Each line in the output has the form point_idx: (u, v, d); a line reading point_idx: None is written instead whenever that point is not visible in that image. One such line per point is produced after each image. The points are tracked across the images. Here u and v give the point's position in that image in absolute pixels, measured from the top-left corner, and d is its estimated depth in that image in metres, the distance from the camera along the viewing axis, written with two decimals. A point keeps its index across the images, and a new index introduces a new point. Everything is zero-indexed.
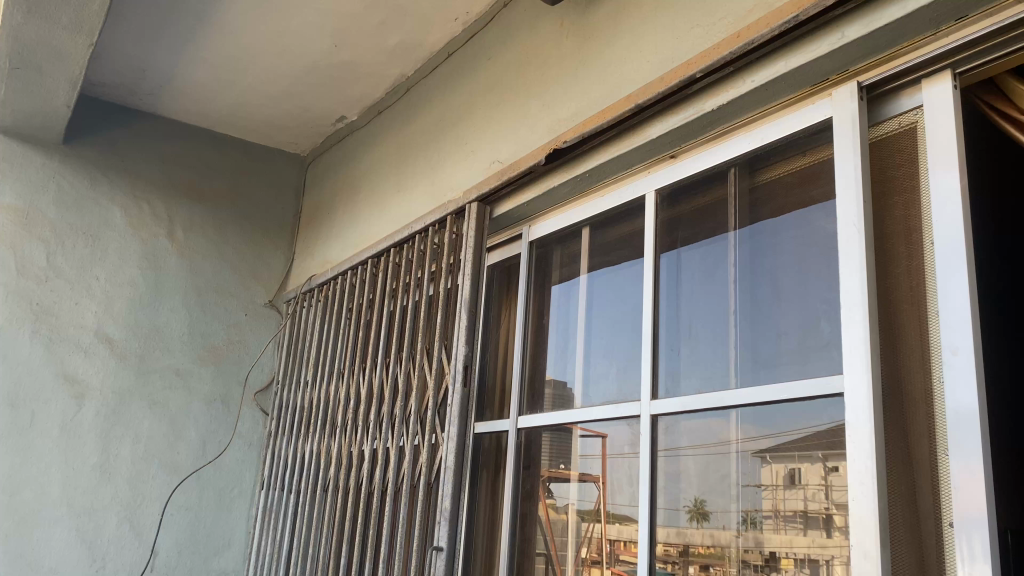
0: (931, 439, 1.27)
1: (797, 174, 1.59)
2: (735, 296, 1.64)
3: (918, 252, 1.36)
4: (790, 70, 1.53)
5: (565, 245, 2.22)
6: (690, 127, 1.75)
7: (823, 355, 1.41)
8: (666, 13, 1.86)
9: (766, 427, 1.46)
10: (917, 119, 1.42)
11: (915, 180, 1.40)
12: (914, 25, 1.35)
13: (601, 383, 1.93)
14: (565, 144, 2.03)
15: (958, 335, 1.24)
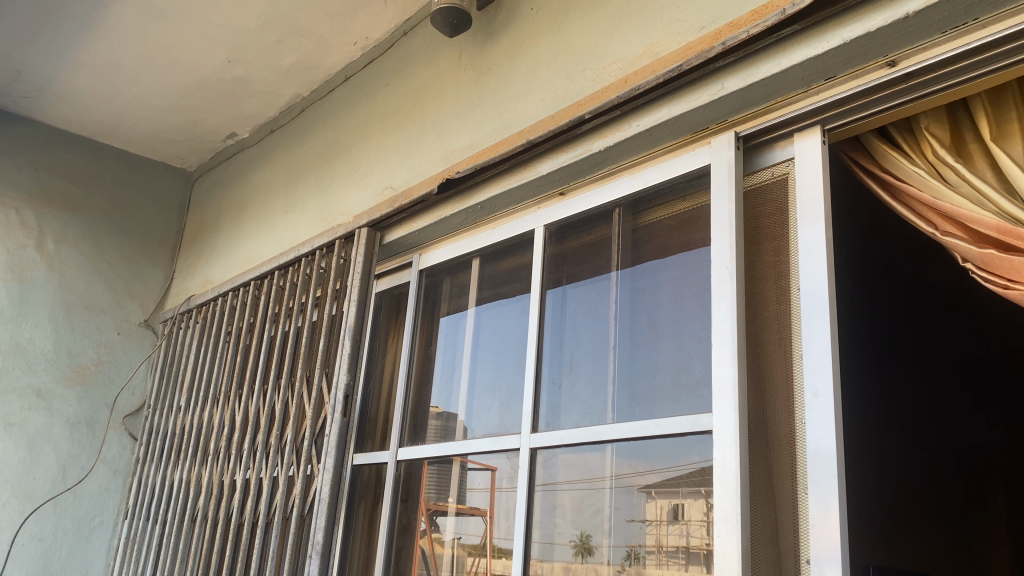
0: (792, 478, 1.31)
1: (677, 217, 1.64)
2: (616, 333, 1.67)
3: (786, 296, 1.42)
4: (673, 116, 1.58)
5: (454, 275, 2.20)
6: (579, 165, 1.79)
7: (695, 392, 1.45)
8: (560, 53, 1.90)
9: (648, 463, 1.48)
10: (788, 170, 1.49)
11: (785, 228, 1.45)
12: (787, 82, 1.43)
13: (483, 415, 1.92)
14: (458, 175, 2.04)
15: (820, 378, 1.30)
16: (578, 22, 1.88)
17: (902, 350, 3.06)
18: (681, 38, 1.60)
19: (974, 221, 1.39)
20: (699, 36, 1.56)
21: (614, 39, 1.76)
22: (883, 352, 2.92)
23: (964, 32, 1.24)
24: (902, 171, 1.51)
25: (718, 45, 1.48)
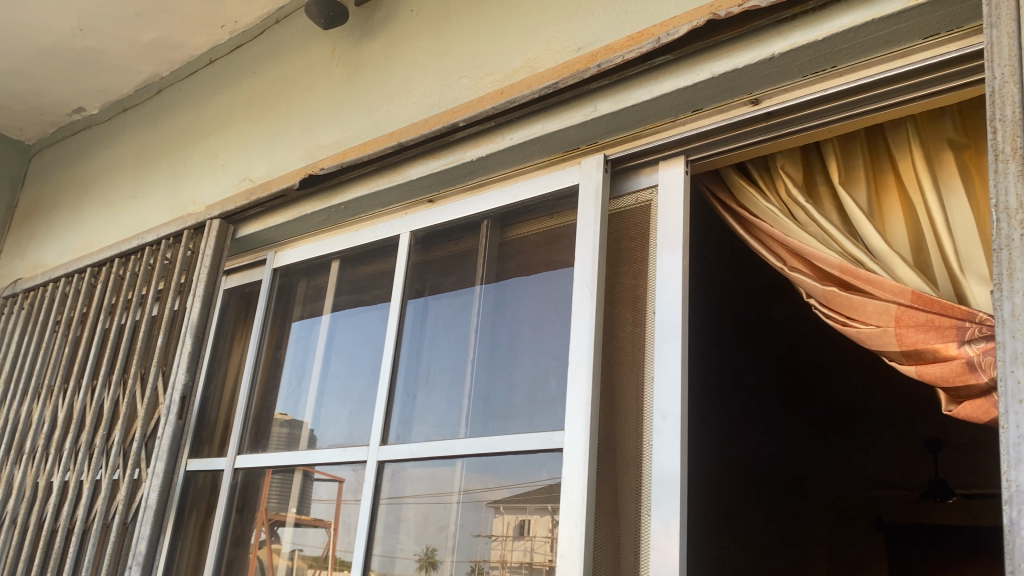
0: (636, 499, 1.32)
1: (543, 234, 1.62)
2: (474, 347, 1.64)
3: (642, 319, 1.43)
4: (544, 133, 1.58)
5: (310, 276, 2.11)
6: (448, 173, 1.75)
7: (549, 410, 1.44)
8: (437, 58, 1.87)
9: (499, 479, 1.45)
10: (652, 197, 1.51)
11: (646, 254, 1.47)
12: (656, 111, 1.45)
13: (332, 425, 1.83)
14: (321, 172, 1.95)
15: (668, 401, 1.32)
16: (458, 30, 1.86)
17: (742, 377, 3.20)
18: (559, 56, 1.60)
19: (819, 258, 1.43)
20: (576, 56, 1.56)
21: (493, 51, 1.75)
22: (725, 379, 3.04)
23: (822, 78, 1.30)
24: (757, 208, 1.56)
25: (593, 66, 1.49)
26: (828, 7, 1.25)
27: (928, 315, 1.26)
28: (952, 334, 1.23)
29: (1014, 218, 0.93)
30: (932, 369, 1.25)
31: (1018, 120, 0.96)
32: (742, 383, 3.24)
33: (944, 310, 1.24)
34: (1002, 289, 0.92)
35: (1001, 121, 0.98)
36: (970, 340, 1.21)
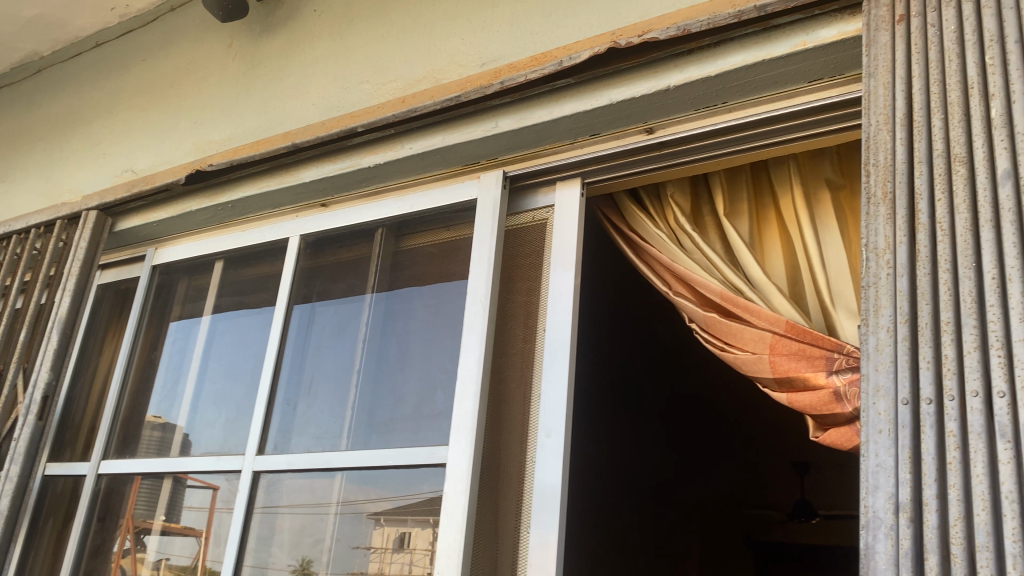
0: (517, 515, 1.32)
1: (438, 246, 1.61)
2: (361, 357, 1.61)
3: (532, 336, 1.43)
4: (444, 145, 1.57)
5: (191, 276, 2.02)
6: (343, 178, 1.71)
7: (434, 425, 1.43)
8: (339, 61, 1.84)
9: (381, 491, 1.42)
10: (548, 216, 1.52)
11: (539, 272, 1.47)
12: (556, 132, 1.47)
13: (207, 431, 1.76)
14: (210, 168, 1.88)
15: (554, 419, 1.34)
16: (361, 34, 1.83)
17: (626, 395, 3.26)
18: (463, 69, 1.60)
19: (701, 284, 1.47)
20: (479, 71, 1.57)
21: (396, 58, 1.73)
22: (609, 395, 3.08)
23: (714, 112, 1.35)
24: (646, 233, 1.59)
25: (496, 83, 1.49)
26: (722, 45, 1.29)
27: (801, 345, 1.32)
28: (821, 363, 1.29)
29: (882, 257, 0.99)
30: (802, 398, 1.30)
31: (889, 166, 1.03)
32: (627, 400, 3.30)
33: (815, 341, 1.30)
34: (868, 323, 0.97)
35: (874, 165, 1.04)
36: (838, 371, 1.27)
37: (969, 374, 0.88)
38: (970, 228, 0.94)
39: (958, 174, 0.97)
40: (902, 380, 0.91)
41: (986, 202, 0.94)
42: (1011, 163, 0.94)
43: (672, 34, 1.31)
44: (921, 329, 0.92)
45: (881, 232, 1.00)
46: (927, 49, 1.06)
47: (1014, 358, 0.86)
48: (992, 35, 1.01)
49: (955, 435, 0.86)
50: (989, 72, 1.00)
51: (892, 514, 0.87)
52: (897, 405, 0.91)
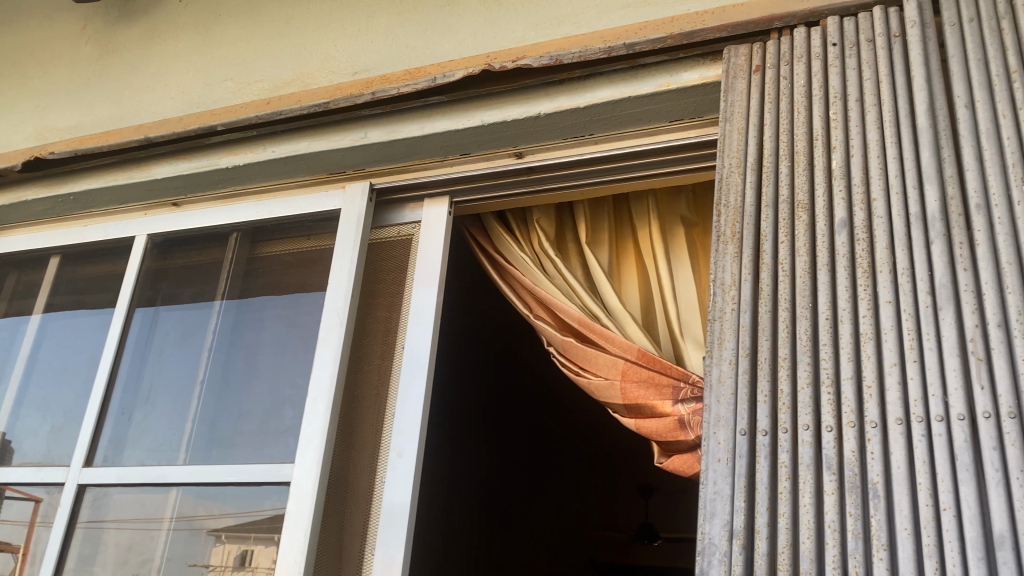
0: (363, 536, 1.29)
1: (296, 255, 1.56)
2: (206, 366, 1.53)
3: (389, 354, 1.41)
4: (308, 151, 1.52)
5: (25, 269, 1.84)
6: (198, 178, 1.63)
7: (279, 441, 1.38)
8: (203, 56, 1.76)
9: (221, 506, 1.36)
10: (414, 232, 1.49)
11: (401, 288, 1.45)
12: (426, 148, 1.46)
13: (27, 440, 1.61)
14: (51, 155, 1.75)
15: (406, 440, 1.32)
16: (229, 30, 1.77)
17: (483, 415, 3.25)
18: (333, 76, 1.57)
19: (561, 309, 1.49)
20: (350, 80, 1.54)
21: (265, 58, 1.68)
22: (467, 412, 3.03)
23: (580, 142, 1.37)
24: (510, 255, 1.60)
25: (368, 93, 1.47)
26: (592, 78, 1.33)
27: (651, 372, 1.36)
28: (668, 392, 1.34)
29: (727, 293, 1.03)
30: (649, 424, 1.34)
31: (738, 207, 1.08)
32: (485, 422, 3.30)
33: (664, 369, 1.35)
34: (713, 355, 1.01)
35: (725, 205, 1.09)
36: (683, 400, 1.31)
37: (801, 409, 0.93)
38: (809, 271, 0.99)
39: (800, 220, 1.03)
40: (741, 412, 0.95)
41: (823, 247, 1.00)
42: (847, 213, 1.01)
43: (544, 62, 1.34)
44: (760, 364, 0.97)
45: (727, 269, 1.05)
46: (778, 100, 1.13)
47: (841, 396, 0.92)
48: (836, 92, 1.09)
49: (787, 465, 0.91)
50: (831, 126, 1.07)
51: (726, 541, 0.90)
52: (735, 435, 0.95)
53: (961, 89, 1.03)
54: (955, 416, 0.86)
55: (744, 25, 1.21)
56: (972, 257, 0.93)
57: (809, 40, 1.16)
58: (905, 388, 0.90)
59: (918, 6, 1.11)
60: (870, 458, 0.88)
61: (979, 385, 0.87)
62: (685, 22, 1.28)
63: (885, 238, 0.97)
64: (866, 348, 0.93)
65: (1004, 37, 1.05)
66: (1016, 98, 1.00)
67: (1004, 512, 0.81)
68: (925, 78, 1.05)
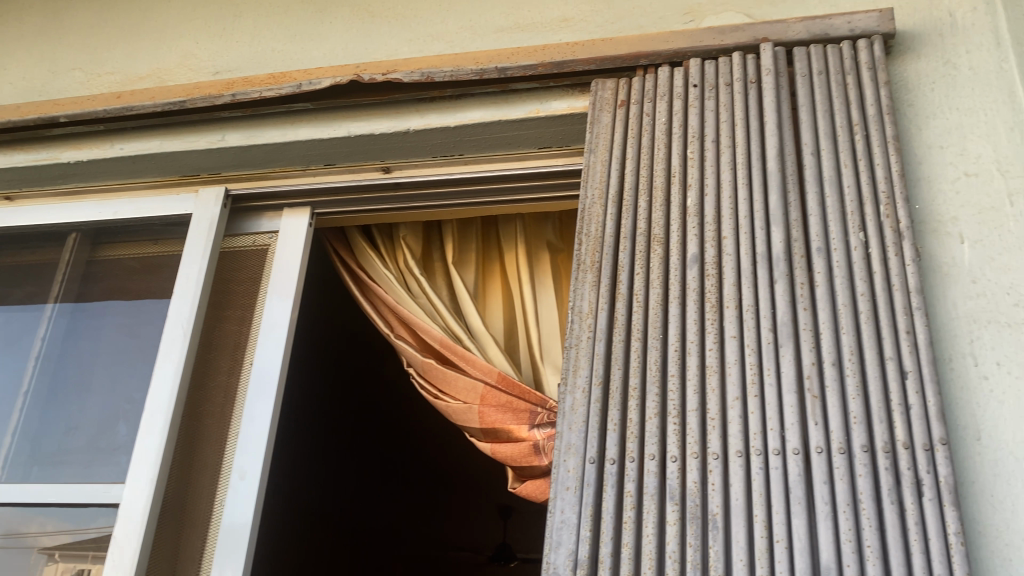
0: (197, 562, 1.21)
1: (141, 260, 1.46)
2: (31, 377, 1.40)
3: (238, 370, 1.33)
4: (160, 151, 1.43)
5: None
6: (35, 171, 1.50)
7: (110, 460, 1.28)
8: (49, 41, 1.64)
9: (58, 522, 1.24)
10: (270, 242, 1.43)
11: (253, 300, 1.38)
12: (288, 156, 1.40)
13: None
14: None
15: (249, 460, 1.25)
16: (81, 16, 1.65)
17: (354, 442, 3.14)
18: (193, 75, 1.49)
19: (422, 329, 1.45)
20: (211, 80, 1.47)
21: (120, 49, 1.58)
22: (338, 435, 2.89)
23: (450, 162, 1.37)
24: (374, 272, 1.56)
25: (227, 94, 1.40)
26: (463, 98, 1.32)
27: (509, 397, 1.35)
28: (525, 416, 1.33)
29: (584, 321, 1.04)
30: (504, 449, 1.32)
31: (598, 237, 1.09)
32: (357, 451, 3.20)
33: (522, 394, 1.34)
34: (567, 383, 1.01)
35: (586, 234, 1.10)
36: (539, 425, 1.31)
37: (648, 439, 0.94)
38: (661, 303, 1.01)
39: (655, 252, 1.05)
40: (591, 440, 0.96)
41: (675, 281, 1.02)
42: (699, 248, 1.04)
43: (415, 78, 1.31)
44: (611, 393, 0.98)
45: (586, 297, 1.05)
46: (640, 135, 1.15)
47: (686, 427, 0.94)
48: (695, 132, 1.13)
49: (632, 495, 0.92)
50: (689, 164, 1.10)
51: (571, 570, 0.90)
52: (584, 463, 0.95)
53: (808, 137, 1.09)
54: (790, 451, 0.90)
55: (612, 60, 1.23)
56: (811, 297, 0.98)
57: (672, 78, 1.19)
58: (746, 422, 0.92)
59: (773, 54, 1.16)
60: (711, 489, 0.90)
61: (813, 421, 0.90)
62: (555, 51, 1.28)
63: (733, 275, 1.01)
64: (711, 381, 0.95)
65: (848, 90, 1.11)
66: (857, 149, 1.06)
67: (831, 545, 0.84)
68: (776, 124, 1.10)
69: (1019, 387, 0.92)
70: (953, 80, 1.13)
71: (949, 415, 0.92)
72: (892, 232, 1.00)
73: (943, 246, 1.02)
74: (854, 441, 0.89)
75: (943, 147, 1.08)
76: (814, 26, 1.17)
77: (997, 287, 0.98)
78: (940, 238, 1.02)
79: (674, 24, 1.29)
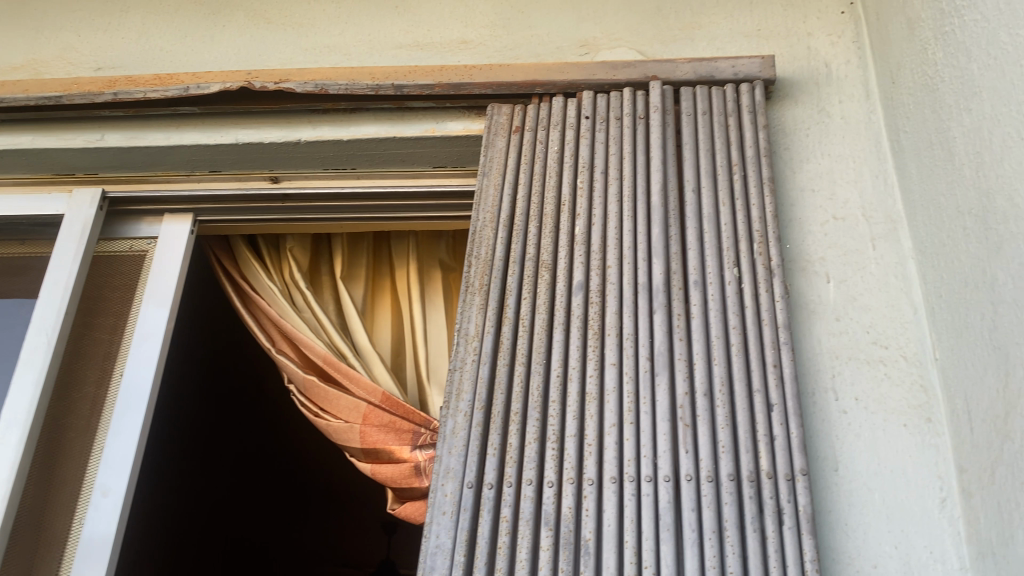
0: None
1: (5, 260, 1.38)
2: None
3: (106, 380, 1.26)
4: (31, 146, 1.35)
5: None
6: None
7: None
8: None
9: None
10: (149, 248, 1.37)
11: (127, 307, 1.31)
12: (172, 160, 1.35)
13: None
14: None
15: (113, 476, 1.19)
16: None
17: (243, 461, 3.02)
18: (72, 69, 1.42)
19: (306, 345, 1.42)
20: (91, 76, 1.40)
21: None
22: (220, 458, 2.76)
23: (342, 176, 1.35)
24: (258, 284, 1.52)
25: (108, 92, 1.33)
26: (357, 112, 1.30)
27: (392, 417, 1.33)
28: (407, 437, 1.31)
29: (470, 344, 1.04)
30: (385, 470, 1.30)
31: (488, 260, 1.10)
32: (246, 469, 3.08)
33: (406, 414, 1.33)
34: (449, 406, 1.01)
35: (475, 257, 1.10)
36: (421, 446, 1.30)
37: (526, 464, 0.95)
38: (546, 329, 1.03)
39: (542, 278, 1.07)
40: (470, 465, 0.96)
41: (560, 307, 1.04)
42: (584, 276, 1.06)
43: (308, 89, 1.28)
44: (492, 417, 0.98)
45: (472, 320, 1.06)
46: (532, 162, 1.17)
47: (564, 453, 0.95)
48: (585, 162, 1.15)
49: (507, 520, 0.92)
50: (577, 194, 1.13)
51: None
52: (462, 488, 0.95)
53: (691, 174, 1.13)
54: (662, 478, 0.92)
55: (508, 85, 1.25)
56: (687, 329, 1.01)
57: (565, 108, 1.22)
58: (621, 449, 0.95)
59: (661, 92, 1.20)
60: (585, 515, 0.91)
61: (684, 449, 0.93)
62: (452, 73, 1.28)
63: (615, 304, 1.03)
64: (590, 408, 0.97)
65: (729, 131, 1.16)
66: (735, 188, 1.11)
67: (696, 571, 0.87)
68: (662, 159, 1.14)
69: (873, 421, 0.98)
70: (825, 127, 1.19)
71: (809, 446, 0.97)
72: (764, 269, 1.04)
73: (810, 284, 1.07)
74: (722, 469, 0.92)
75: (813, 190, 1.14)
76: (700, 68, 1.22)
77: (857, 326, 1.04)
78: (808, 277, 1.08)
79: (570, 55, 1.32)
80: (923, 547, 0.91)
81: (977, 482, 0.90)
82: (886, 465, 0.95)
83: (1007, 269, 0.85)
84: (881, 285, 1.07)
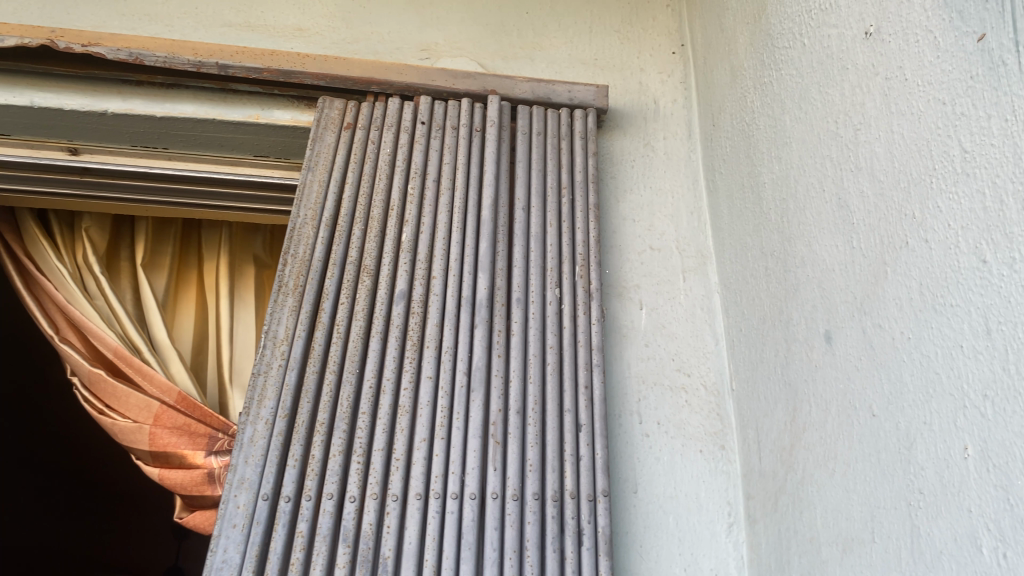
0: None
1: None
2: None
3: None
4: None
5: None
6: None
7: None
8: None
9: None
10: None
11: None
12: None
13: None
14: None
15: None
16: None
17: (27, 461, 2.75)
18: None
19: (96, 336, 1.29)
20: None
21: None
22: None
23: (152, 154, 1.25)
24: (44, 265, 1.37)
25: None
26: (175, 88, 1.21)
27: (188, 419, 1.24)
28: (203, 442, 1.22)
29: (278, 348, 0.98)
30: (173, 475, 1.19)
31: (306, 260, 1.04)
32: None
33: (204, 417, 1.24)
34: (249, 413, 0.94)
35: (292, 256, 1.04)
36: (217, 451, 1.21)
37: (327, 477, 0.90)
38: (362, 336, 0.99)
39: (362, 284, 1.03)
40: (266, 476, 0.90)
41: (379, 316, 1.01)
42: (407, 285, 1.03)
43: (121, 56, 1.17)
44: (296, 426, 0.93)
45: (283, 322, 1.00)
46: (363, 161, 1.13)
47: (370, 466, 0.91)
48: (416, 169, 1.13)
49: (303, 535, 0.87)
50: (407, 200, 1.10)
51: None
52: (256, 500, 0.89)
53: (521, 193, 1.13)
54: (468, 495, 0.91)
55: (343, 80, 1.20)
56: (506, 345, 1.01)
57: (401, 111, 1.19)
58: (429, 464, 0.92)
59: (499, 107, 1.20)
60: (386, 532, 0.88)
61: (492, 466, 0.93)
62: (284, 59, 1.21)
63: (436, 316, 1.01)
64: (401, 421, 0.94)
65: (561, 154, 1.18)
66: (562, 211, 1.13)
67: None
68: (494, 175, 1.14)
69: (673, 446, 1.02)
70: (648, 161, 1.24)
71: (611, 467, 1.00)
72: (583, 291, 1.06)
73: (624, 310, 1.11)
74: (527, 488, 0.92)
75: (634, 220, 1.18)
76: (538, 88, 1.23)
77: (664, 353, 1.08)
78: (622, 302, 1.11)
79: (410, 57, 1.29)
80: (709, 569, 0.95)
81: (761, 508, 0.95)
82: (682, 489, 0.99)
83: (802, 310, 0.91)
84: (688, 316, 1.11)
